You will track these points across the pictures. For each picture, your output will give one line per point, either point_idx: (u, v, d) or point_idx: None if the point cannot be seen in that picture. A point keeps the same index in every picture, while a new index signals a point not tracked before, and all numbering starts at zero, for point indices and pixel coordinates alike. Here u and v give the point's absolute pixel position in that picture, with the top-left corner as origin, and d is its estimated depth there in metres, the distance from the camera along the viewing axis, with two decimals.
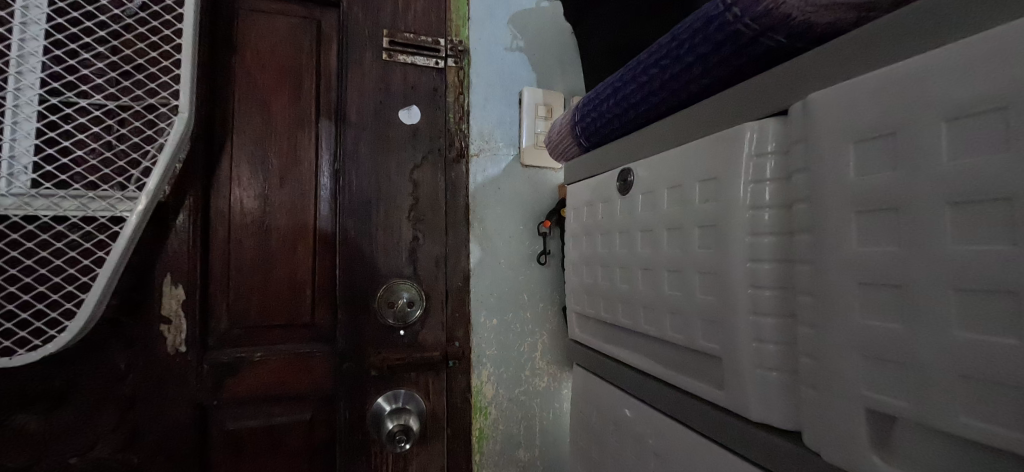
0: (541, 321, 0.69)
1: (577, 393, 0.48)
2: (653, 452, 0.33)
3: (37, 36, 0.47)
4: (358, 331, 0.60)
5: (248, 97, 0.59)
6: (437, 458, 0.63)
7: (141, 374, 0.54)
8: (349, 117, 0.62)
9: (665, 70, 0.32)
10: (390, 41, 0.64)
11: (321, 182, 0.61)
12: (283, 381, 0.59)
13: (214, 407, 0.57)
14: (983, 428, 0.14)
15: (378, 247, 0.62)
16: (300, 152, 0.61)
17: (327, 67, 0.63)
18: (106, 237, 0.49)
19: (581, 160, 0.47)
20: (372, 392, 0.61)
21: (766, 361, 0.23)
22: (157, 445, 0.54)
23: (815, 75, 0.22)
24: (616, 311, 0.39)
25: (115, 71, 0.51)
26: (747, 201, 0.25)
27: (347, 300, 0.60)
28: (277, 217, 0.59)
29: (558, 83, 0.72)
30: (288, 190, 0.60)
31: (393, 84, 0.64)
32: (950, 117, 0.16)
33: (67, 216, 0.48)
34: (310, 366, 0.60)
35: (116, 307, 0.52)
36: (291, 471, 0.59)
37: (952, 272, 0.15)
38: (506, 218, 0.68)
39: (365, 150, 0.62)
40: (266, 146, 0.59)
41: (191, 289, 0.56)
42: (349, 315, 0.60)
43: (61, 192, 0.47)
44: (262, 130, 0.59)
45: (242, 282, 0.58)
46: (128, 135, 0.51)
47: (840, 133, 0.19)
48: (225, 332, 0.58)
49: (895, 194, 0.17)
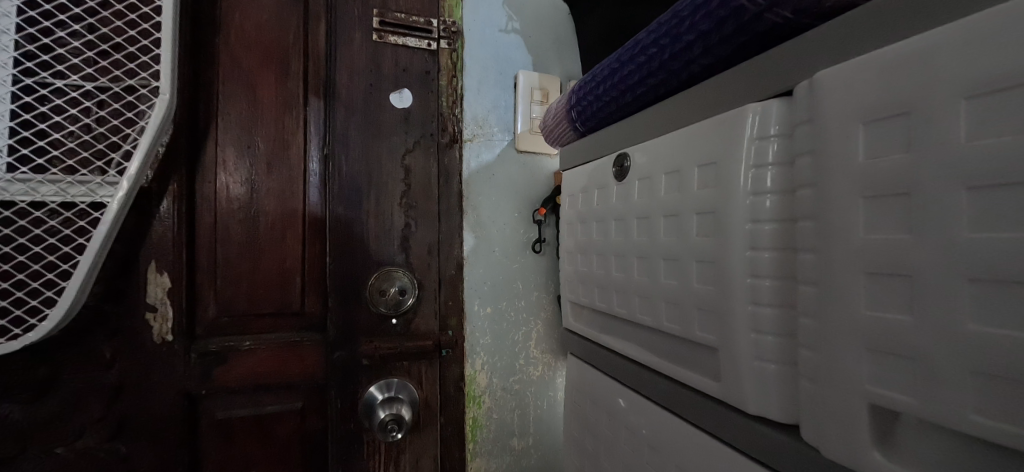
0: (535, 310, 0.68)
1: (571, 382, 0.47)
2: (646, 443, 0.33)
3: (8, 12, 0.45)
4: (349, 320, 0.59)
5: (234, 79, 0.57)
6: (430, 447, 0.63)
7: (127, 363, 0.53)
8: (338, 101, 0.60)
9: (664, 49, 0.31)
10: (381, 21, 0.62)
11: (309, 168, 0.59)
12: (273, 370, 0.58)
13: (202, 396, 0.56)
14: (995, 427, 0.14)
15: (369, 235, 0.61)
16: (287, 137, 0.59)
17: (315, 46, 0.60)
18: (86, 223, 0.47)
19: (578, 145, 0.46)
20: (364, 381, 0.60)
21: (765, 353, 0.23)
22: (146, 434, 0.53)
23: (824, 52, 0.20)
24: (611, 300, 0.38)
25: (93, 50, 0.49)
26: (748, 187, 0.24)
27: (339, 288, 0.59)
28: (265, 204, 0.58)
29: (554, 66, 0.70)
30: (276, 175, 0.58)
31: (385, 66, 0.62)
32: (968, 93, 0.15)
33: (45, 202, 0.46)
34: (301, 355, 0.59)
35: (100, 295, 0.51)
36: (282, 459, 0.59)
37: (966, 261, 0.14)
38: (500, 205, 0.66)
39: (356, 134, 0.60)
40: (253, 130, 0.58)
41: (176, 277, 0.54)
42: (341, 304, 0.59)
43: (38, 177, 0.45)
44: (248, 113, 0.57)
45: (230, 269, 0.57)
46: (107, 117, 0.49)
47: (850, 112, 0.18)
48: (213, 320, 0.56)
49: (907, 177, 0.16)
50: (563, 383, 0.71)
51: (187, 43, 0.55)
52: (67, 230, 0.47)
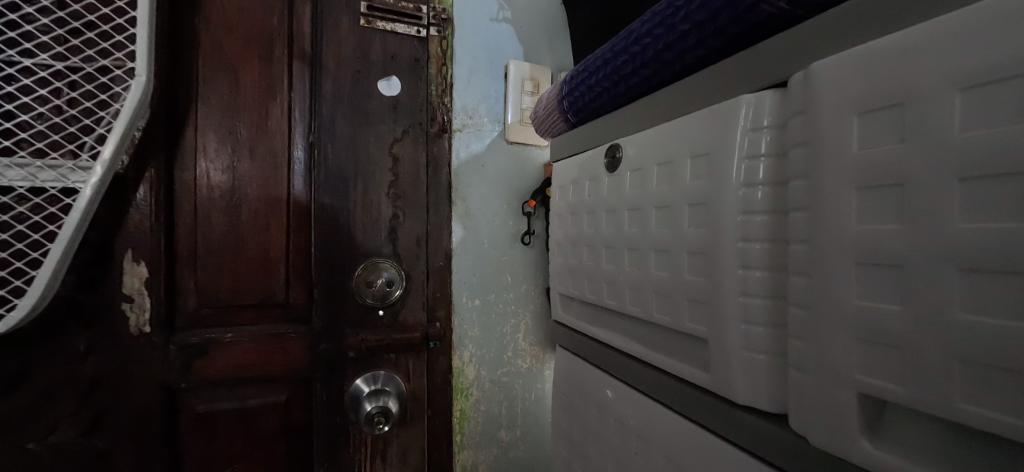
0: (524, 302, 0.68)
1: (559, 374, 0.47)
2: (635, 433, 0.33)
3: None
4: (335, 311, 0.58)
5: (214, 62, 0.55)
6: (418, 439, 0.63)
7: (102, 356, 0.51)
8: (324, 87, 0.58)
9: (659, 39, 0.30)
10: (368, 5, 0.60)
11: (294, 156, 0.58)
12: (257, 363, 0.56)
13: (183, 389, 0.54)
14: (983, 414, 0.14)
15: (356, 225, 0.60)
16: (271, 123, 0.57)
17: (300, 30, 0.58)
18: (57, 209, 0.45)
19: (569, 136, 0.46)
20: (351, 374, 0.59)
21: (754, 343, 0.23)
22: (125, 427, 0.52)
23: (819, 43, 0.20)
24: (600, 292, 0.38)
25: (64, 29, 0.46)
26: (740, 179, 0.24)
27: (325, 280, 0.58)
28: (247, 192, 0.56)
29: (545, 57, 0.70)
30: (259, 163, 0.56)
31: (372, 53, 0.60)
32: (961, 85, 0.15)
33: (13, 187, 0.44)
34: (285, 347, 0.57)
35: (73, 285, 0.49)
36: (266, 453, 0.58)
37: (958, 251, 0.14)
38: (490, 197, 0.66)
39: (342, 122, 0.59)
40: (235, 115, 0.56)
41: (154, 267, 0.53)
42: (327, 295, 0.58)
43: (4, 160, 0.43)
44: (230, 98, 0.55)
45: (211, 260, 0.55)
46: (80, 99, 0.47)
47: (845, 103, 0.18)
48: (193, 311, 0.55)
49: (901, 168, 0.16)
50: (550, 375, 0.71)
51: (163, 23, 0.52)
52: (37, 217, 0.45)
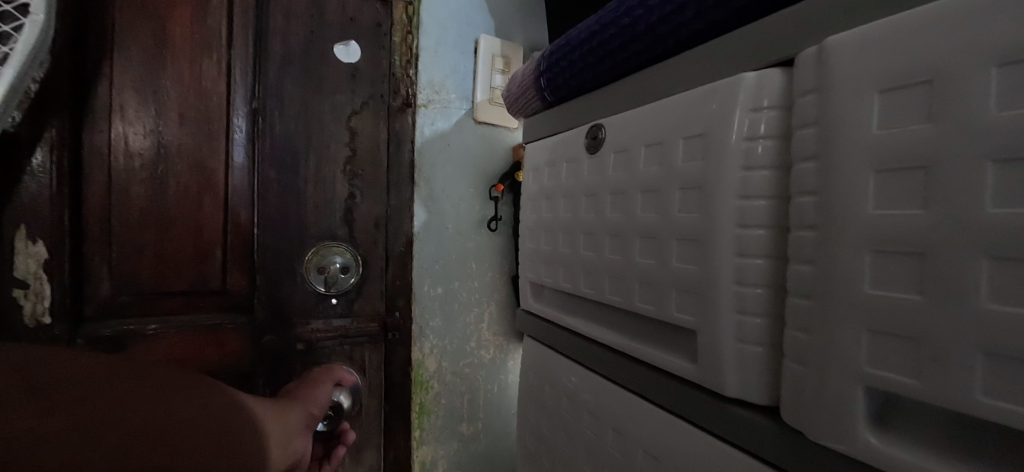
0: (488, 290, 0.65)
1: (527, 365, 0.45)
2: (611, 427, 0.32)
3: None
4: (281, 300, 0.53)
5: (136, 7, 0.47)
6: (374, 437, 0.59)
7: None
8: (271, 47, 0.52)
9: (652, 11, 0.28)
10: None
11: (234, 123, 0.51)
12: (185, 358, 0.50)
13: None
14: (1002, 408, 0.13)
15: (307, 205, 0.54)
16: (206, 84, 0.50)
17: None
18: None
19: (544, 116, 0.43)
20: (299, 369, 0.54)
21: (748, 334, 0.22)
22: None
23: (833, 16, 0.19)
24: (578, 280, 0.36)
25: None
26: (740, 161, 0.22)
27: (270, 263, 0.53)
28: (176, 162, 0.49)
29: (516, 34, 0.66)
30: (190, 129, 0.49)
31: (328, 13, 0.54)
32: (999, 60, 0.13)
33: None
34: (222, 341, 0.51)
35: None
36: None
37: (991, 237, 0.13)
38: (454, 179, 0.62)
39: (292, 88, 0.53)
40: (160, 73, 0.48)
41: (57, 247, 0.44)
42: (272, 281, 0.53)
43: None
44: (154, 51, 0.48)
45: (130, 240, 0.48)
46: None
47: (866, 80, 0.17)
48: (107, 299, 0.47)
49: (926, 149, 0.15)
50: (514, 367, 0.69)
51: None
52: None
